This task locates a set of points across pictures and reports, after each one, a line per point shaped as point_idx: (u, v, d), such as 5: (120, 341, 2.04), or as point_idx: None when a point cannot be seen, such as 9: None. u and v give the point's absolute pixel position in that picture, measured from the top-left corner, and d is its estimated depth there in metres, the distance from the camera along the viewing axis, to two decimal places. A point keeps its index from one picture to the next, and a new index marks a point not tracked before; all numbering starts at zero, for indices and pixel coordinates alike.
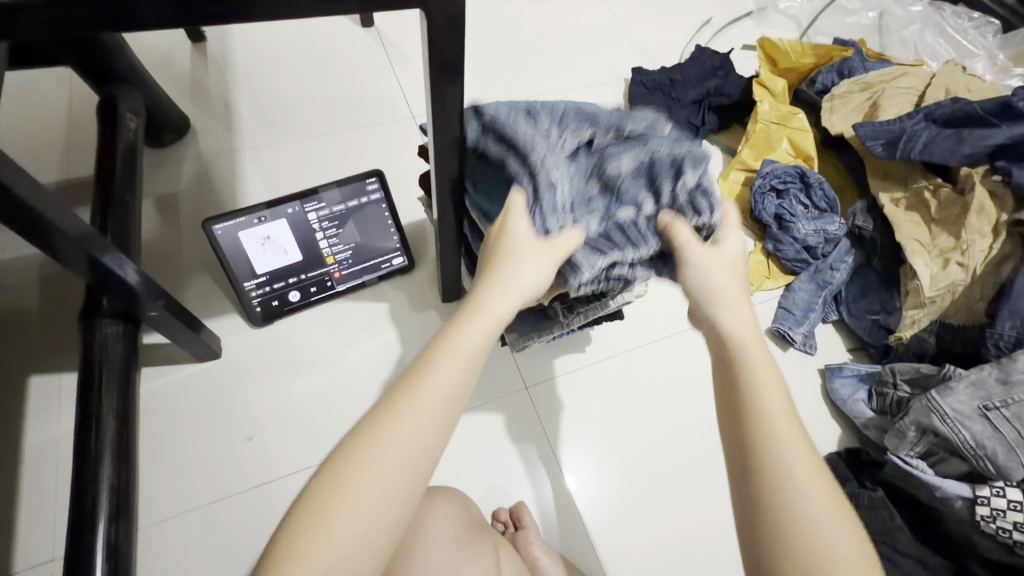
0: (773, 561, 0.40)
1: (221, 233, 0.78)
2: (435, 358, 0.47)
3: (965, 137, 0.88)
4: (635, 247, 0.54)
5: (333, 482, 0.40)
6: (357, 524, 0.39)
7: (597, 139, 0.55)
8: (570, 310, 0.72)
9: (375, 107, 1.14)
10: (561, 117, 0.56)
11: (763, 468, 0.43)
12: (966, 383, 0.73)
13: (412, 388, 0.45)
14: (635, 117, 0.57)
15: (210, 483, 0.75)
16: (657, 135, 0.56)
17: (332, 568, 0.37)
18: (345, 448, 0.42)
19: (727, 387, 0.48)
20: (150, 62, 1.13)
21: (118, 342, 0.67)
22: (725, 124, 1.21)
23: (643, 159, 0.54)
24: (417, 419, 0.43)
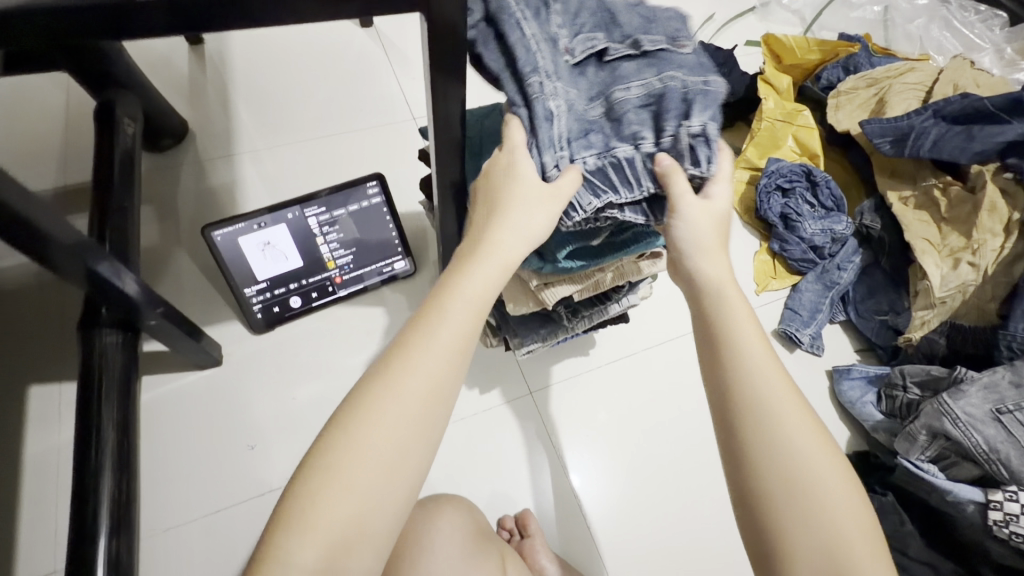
0: (771, 544, 0.41)
1: (220, 239, 0.77)
2: (448, 307, 0.45)
3: (976, 134, 0.87)
4: (625, 189, 0.50)
5: (348, 429, 0.40)
6: (371, 468, 0.39)
7: (610, 52, 0.52)
8: (574, 313, 0.71)
9: (375, 108, 1.13)
10: (577, 12, 0.53)
11: (758, 458, 0.43)
12: (978, 386, 0.72)
13: (403, 369, 0.42)
14: (657, 31, 0.53)
15: (213, 493, 0.75)
16: (677, 57, 0.52)
17: (349, 511, 0.38)
18: (361, 393, 0.41)
19: (725, 379, 0.46)
20: (148, 65, 1.12)
21: (118, 351, 0.66)
22: (729, 122, 1.19)
23: (654, 86, 0.50)
24: (430, 367, 0.42)
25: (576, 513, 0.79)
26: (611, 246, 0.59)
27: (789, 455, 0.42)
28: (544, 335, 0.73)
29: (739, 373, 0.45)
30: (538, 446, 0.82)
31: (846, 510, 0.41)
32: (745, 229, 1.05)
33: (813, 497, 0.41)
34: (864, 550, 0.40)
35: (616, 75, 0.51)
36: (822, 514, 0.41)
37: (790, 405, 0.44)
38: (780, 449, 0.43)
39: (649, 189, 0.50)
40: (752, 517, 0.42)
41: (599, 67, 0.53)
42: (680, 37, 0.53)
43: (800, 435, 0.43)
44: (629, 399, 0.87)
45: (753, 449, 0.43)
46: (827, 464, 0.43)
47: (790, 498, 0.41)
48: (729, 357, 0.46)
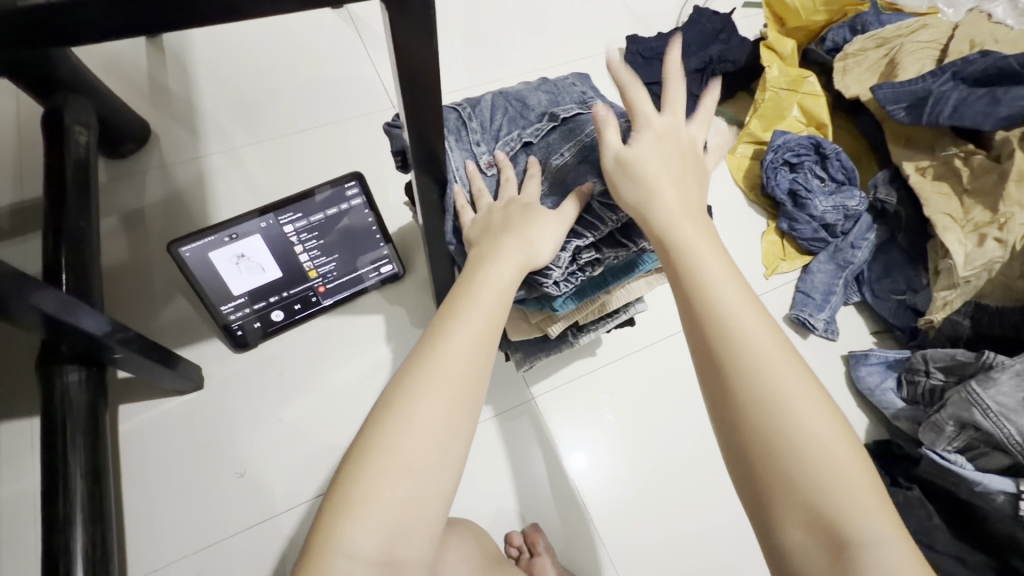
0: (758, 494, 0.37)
1: (190, 256, 0.70)
2: (477, 289, 0.47)
3: (1000, 98, 0.80)
4: (592, 230, 0.52)
5: (397, 403, 0.40)
6: (416, 440, 0.39)
7: (532, 136, 0.58)
8: (580, 330, 0.67)
9: (351, 97, 1.05)
10: (491, 117, 0.60)
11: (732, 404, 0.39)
12: (1010, 372, 0.67)
13: (438, 349, 0.42)
14: (566, 101, 0.60)
15: (203, 527, 0.71)
16: (593, 115, 0.58)
17: (406, 484, 0.38)
18: (407, 370, 0.42)
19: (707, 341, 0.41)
20: (103, 63, 1.04)
21: (82, 389, 0.61)
22: (730, 92, 1.11)
23: (584, 143, 0.56)
24: (465, 340, 0.43)
25: (585, 524, 0.75)
26: (607, 275, 0.57)
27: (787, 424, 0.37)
28: (545, 351, 0.69)
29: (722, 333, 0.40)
30: (540, 455, 0.78)
31: (834, 442, 0.36)
32: (751, 208, 0.99)
33: (817, 464, 0.35)
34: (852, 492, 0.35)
35: (547, 150, 0.57)
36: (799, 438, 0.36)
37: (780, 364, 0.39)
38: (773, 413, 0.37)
39: (615, 220, 0.52)
40: (736, 454, 0.38)
41: (530, 149, 0.58)
42: (587, 98, 0.61)
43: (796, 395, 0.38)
44: (636, 399, 0.83)
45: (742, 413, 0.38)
46: (811, 398, 0.38)
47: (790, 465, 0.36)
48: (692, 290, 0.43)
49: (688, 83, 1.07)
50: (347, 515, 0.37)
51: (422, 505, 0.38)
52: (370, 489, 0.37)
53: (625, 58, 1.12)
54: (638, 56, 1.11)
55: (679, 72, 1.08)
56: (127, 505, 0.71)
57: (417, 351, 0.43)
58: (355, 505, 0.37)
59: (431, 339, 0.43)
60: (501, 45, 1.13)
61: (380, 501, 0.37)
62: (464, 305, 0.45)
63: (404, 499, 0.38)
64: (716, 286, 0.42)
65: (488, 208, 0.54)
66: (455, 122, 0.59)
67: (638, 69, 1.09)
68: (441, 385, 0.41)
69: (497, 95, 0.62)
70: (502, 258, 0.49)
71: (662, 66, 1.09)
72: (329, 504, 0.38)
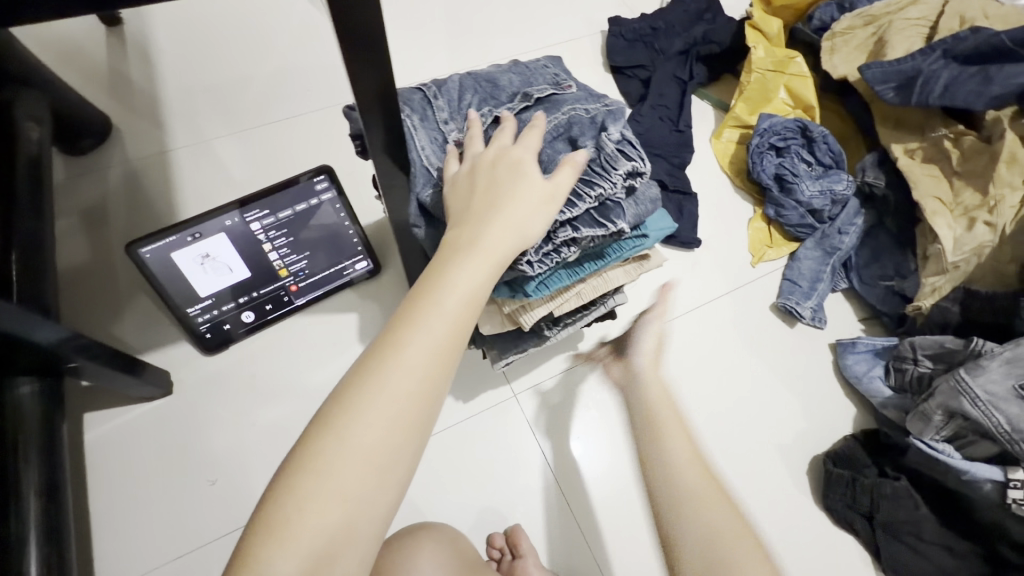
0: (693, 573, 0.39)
1: (150, 257, 0.66)
2: (442, 292, 0.42)
3: (993, 76, 0.78)
4: (568, 205, 0.50)
5: (336, 418, 0.37)
6: (350, 463, 0.35)
7: (503, 114, 0.55)
8: (555, 323, 0.65)
9: (324, 86, 1.01)
10: (460, 96, 0.57)
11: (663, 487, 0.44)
12: (1000, 360, 0.66)
13: (388, 361, 0.38)
14: (539, 82, 0.57)
15: (173, 537, 0.69)
16: (568, 96, 0.56)
17: (332, 512, 0.34)
18: (350, 382, 0.38)
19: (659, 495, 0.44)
20: (60, 55, 0.99)
21: (35, 402, 0.60)
22: (715, 75, 1.08)
23: (558, 121, 0.54)
24: (418, 354, 0.39)
25: (572, 525, 0.73)
26: (582, 259, 0.56)
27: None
28: (521, 349, 0.66)
29: (669, 485, 0.43)
30: (524, 453, 0.76)
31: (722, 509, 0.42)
32: (737, 194, 0.97)
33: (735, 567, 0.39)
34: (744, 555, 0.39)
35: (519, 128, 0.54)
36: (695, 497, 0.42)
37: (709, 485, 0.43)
38: (711, 558, 0.39)
39: (590, 195, 0.51)
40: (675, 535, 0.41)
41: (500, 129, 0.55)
42: (562, 79, 0.58)
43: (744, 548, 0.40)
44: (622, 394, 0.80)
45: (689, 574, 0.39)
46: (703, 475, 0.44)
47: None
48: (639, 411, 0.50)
49: (672, 65, 1.04)
50: (265, 547, 0.33)
51: (352, 537, 0.35)
52: (287, 520, 0.34)
53: (607, 40, 1.08)
54: (620, 38, 1.07)
55: (663, 54, 1.05)
56: (95, 517, 0.69)
57: (366, 364, 0.39)
58: (275, 537, 0.33)
59: (383, 349, 0.39)
60: (480, 30, 1.08)
61: (303, 534, 0.34)
62: (426, 310, 0.40)
63: (333, 533, 0.34)
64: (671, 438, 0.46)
65: (475, 159, 0.50)
66: (421, 103, 0.56)
67: (621, 52, 1.06)
68: (388, 406, 0.37)
69: (466, 76, 0.59)
70: (480, 249, 0.45)
71: (645, 48, 1.06)
72: (252, 530, 0.34)
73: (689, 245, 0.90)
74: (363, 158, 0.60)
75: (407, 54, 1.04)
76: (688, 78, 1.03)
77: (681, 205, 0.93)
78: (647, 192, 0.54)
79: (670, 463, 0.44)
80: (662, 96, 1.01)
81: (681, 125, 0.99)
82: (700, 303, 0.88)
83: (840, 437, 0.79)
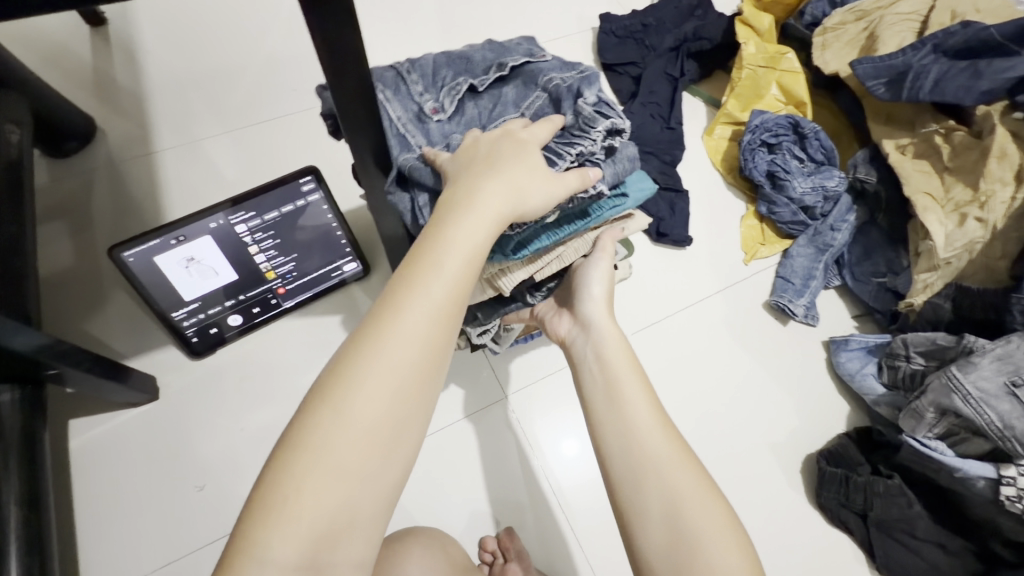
0: (650, 523, 0.44)
1: (133, 261, 0.65)
2: (440, 254, 0.42)
3: (982, 71, 0.77)
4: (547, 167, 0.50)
5: (338, 384, 0.38)
6: (354, 428, 0.37)
7: (479, 83, 0.54)
8: (536, 287, 0.65)
9: (312, 86, 1.00)
10: (434, 72, 0.55)
11: (629, 447, 0.47)
12: (991, 357, 0.66)
13: (388, 326, 0.39)
14: (514, 53, 0.57)
15: (160, 545, 0.68)
16: (544, 65, 0.55)
17: (338, 476, 0.36)
18: (351, 348, 0.39)
19: (622, 477, 0.47)
20: (43, 55, 0.97)
21: (15, 409, 0.59)
22: (707, 72, 1.08)
23: (536, 93, 0.54)
24: (419, 318, 0.40)
25: (565, 527, 0.72)
26: (561, 220, 0.54)
27: (698, 548, 0.42)
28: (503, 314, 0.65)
29: (632, 465, 0.47)
30: (516, 455, 0.76)
31: (679, 471, 0.46)
32: (730, 191, 0.97)
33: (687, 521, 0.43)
34: (698, 509, 0.44)
35: (497, 102, 0.55)
36: (652, 460, 0.46)
37: (669, 446, 0.47)
38: (667, 515, 0.44)
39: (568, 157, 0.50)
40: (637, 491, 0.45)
41: (476, 99, 0.55)
42: (536, 51, 0.57)
43: (704, 516, 0.43)
44: None
45: (652, 547, 0.43)
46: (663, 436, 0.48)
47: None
48: (602, 376, 0.53)
49: (663, 62, 1.03)
50: (270, 512, 0.35)
51: (360, 499, 0.36)
52: (295, 485, 0.35)
53: (598, 37, 1.07)
54: (611, 35, 1.06)
55: (654, 50, 1.04)
56: (81, 524, 0.68)
57: (366, 328, 0.39)
58: (284, 499, 0.35)
59: (382, 315, 0.40)
60: (470, 29, 1.07)
61: (310, 494, 0.35)
62: (425, 274, 0.41)
63: (339, 492, 0.36)
64: (639, 416, 0.49)
65: (475, 137, 0.49)
66: (393, 79, 0.55)
67: (611, 49, 1.05)
68: (390, 371, 0.38)
69: (439, 54, 0.58)
70: (477, 209, 0.44)
71: (636, 45, 1.05)
72: (260, 493, 0.36)
73: (681, 243, 0.90)
74: (337, 138, 0.58)
75: (396, 52, 1.03)
76: (679, 75, 1.02)
77: (673, 203, 0.92)
78: (625, 151, 0.53)
79: (631, 427, 0.48)
80: (653, 93, 1.00)
81: (672, 122, 0.98)
82: (692, 302, 0.87)
83: (833, 434, 0.79)
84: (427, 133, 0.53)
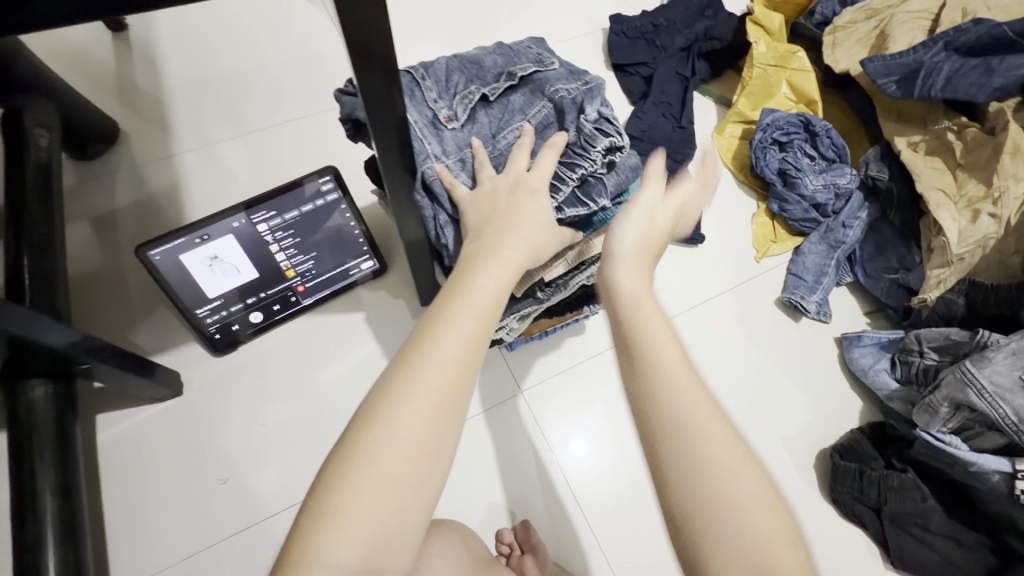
0: (682, 496, 0.36)
1: (159, 259, 0.66)
2: (469, 288, 0.45)
3: (994, 68, 0.78)
4: (556, 190, 0.54)
5: (383, 403, 0.39)
6: (399, 444, 0.38)
7: (490, 93, 0.56)
8: (548, 285, 0.65)
9: (329, 87, 1.02)
10: (447, 77, 0.58)
11: (659, 406, 0.39)
12: (1005, 352, 0.66)
13: (427, 350, 0.42)
14: (522, 61, 0.59)
15: (185, 536, 0.70)
16: (552, 74, 0.57)
17: (385, 486, 0.37)
18: (392, 372, 0.41)
19: (648, 435, 0.39)
20: (68, 62, 1.00)
21: (49, 405, 0.61)
22: (717, 71, 1.09)
23: (547, 102, 0.56)
24: (457, 344, 0.42)
25: (582, 518, 0.74)
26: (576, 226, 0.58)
27: (731, 515, 0.35)
28: (516, 313, 0.66)
29: (660, 421, 0.38)
30: (533, 449, 0.77)
31: (718, 433, 0.37)
32: (741, 189, 0.97)
33: (726, 492, 0.36)
34: (739, 475, 0.36)
35: (506, 111, 0.57)
36: (685, 418, 0.38)
37: (705, 400, 0.39)
38: (702, 483, 0.36)
39: (574, 176, 0.54)
40: (666, 459, 0.37)
41: (487, 108, 0.57)
42: (544, 56, 0.59)
43: (739, 477, 0.36)
44: None
45: (684, 520, 0.36)
46: (698, 393, 0.39)
47: (729, 565, 0.34)
48: (626, 324, 0.43)
49: (673, 62, 1.04)
50: (326, 524, 0.36)
51: (406, 508, 0.38)
52: (347, 500, 0.37)
53: (608, 38, 1.09)
54: (621, 35, 1.07)
55: (664, 51, 1.05)
56: (109, 517, 0.70)
57: (406, 356, 0.42)
58: (335, 512, 0.36)
59: (420, 345, 0.42)
60: (481, 29, 1.09)
61: (360, 508, 0.36)
62: (457, 304, 0.44)
63: (386, 506, 0.37)
64: (667, 371, 0.40)
65: (492, 183, 0.52)
66: (409, 84, 0.57)
67: (622, 50, 1.06)
68: (431, 391, 0.40)
69: (451, 57, 0.59)
70: (499, 258, 0.48)
71: (646, 45, 1.06)
72: (309, 507, 0.37)
73: (693, 241, 0.91)
74: (357, 141, 0.59)
75: (411, 53, 1.05)
76: (690, 75, 1.04)
77: None
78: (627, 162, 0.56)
79: (659, 382, 0.39)
80: (664, 92, 1.01)
81: (683, 121, 0.99)
82: (703, 299, 0.88)
83: (845, 429, 0.80)
84: (442, 141, 0.55)
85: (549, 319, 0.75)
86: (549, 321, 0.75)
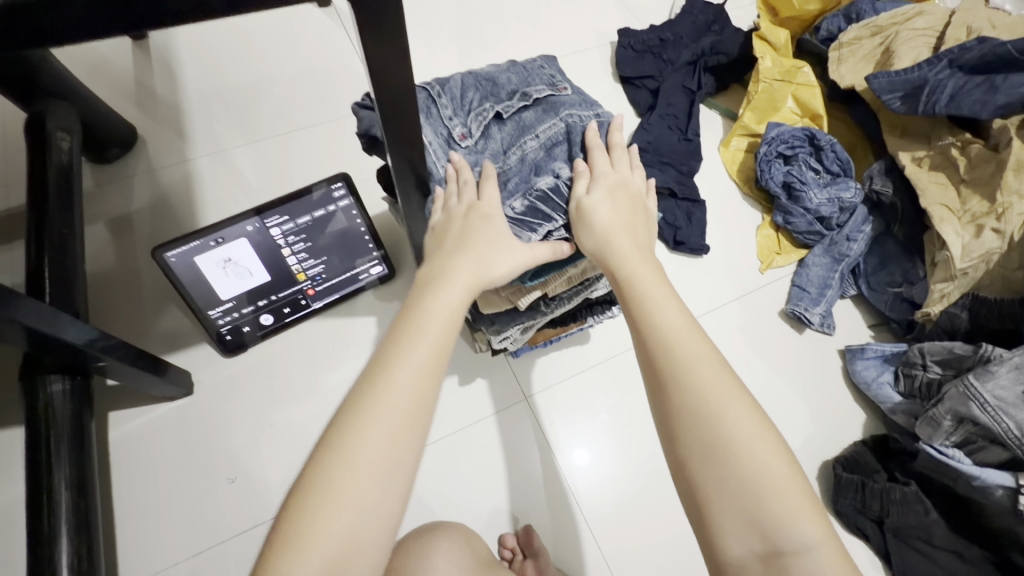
0: (684, 433, 0.42)
1: (175, 261, 0.68)
2: (422, 316, 0.47)
3: (998, 86, 0.79)
4: (561, 213, 0.54)
5: (342, 427, 0.41)
6: (361, 471, 0.39)
7: (504, 110, 0.58)
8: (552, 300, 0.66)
9: (342, 95, 1.04)
10: (462, 94, 0.59)
11: (663, 358, 0.45)
12: (1009, 366, 0.66)
13: (382, 377, 0.43)
14: (537, 82, 0.60)
15: (192, 534, 0.71)
16: (564, 98, 0.59)
17: (344, 512, 0.38)
18: (352, 399, 0.43)
19: (654, 383, 0.45)
20: (89, 69, 1.03)
21: (66, 399, 0.63)
22: (723, 84, 1.10)
23: (558, 125, 0.57)
24: (409, 368, 0.44)
25: (585, 525, 0.74)
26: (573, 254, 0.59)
27: (727, 447, 0.41)
28: (520, 325, 0.67)
29: (667, 367, 0.45)
30: (536, 457, 0.77)
31: (714, 382, 0.43)
32: (746, 201, 0.98)
33: (723, 428, 0.41)
34: (736, 411, 0.42)
35: (519, 128, 0.58)
36: (687, 365, 0.44)
37: (703, 348, 0.46)
38: (703, 422, 0.42)
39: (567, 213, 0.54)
40: (670, 402, 0.44)
41: (501, 125, 0.58)
42: (557, 80, 0.61)
43: (734, 418, 0.42)
44: (631, 393, 0.82)
45: (687, 453, 0.42)
46: (699, 344, 0.46)
47: (731, 512, 0.40)
48: (632, 292, 0.50)
49: (680, 75, 1.06)
50: (289, 551, 0.36)
51: (367, 533, 0.38)
52: (307, 527, 0.37)
53: (616, 51, 1.10)
54: (629, 49, 1.09)
55: (671, 64, 1.07)
56: (118, 513, 0.71)
57: (362, 386, 0.43)
58: (295, 539, 0.37)
59: (375, 373, 0.43)
60: (491, 41, 1.12)
61: (321, 533, 0.37)
62: (411, 334, 0.46)
63: (343, 533, 0.37)
64: (678, 346, 0.45)
65: (450, 211, 0.54)
66: (426, 101, 0.59)
67: (629, 63, 1.08)
68: (383, 416, 0.41)
69: (467, 73, 0.61)
70: (451, 281, 0.51)
71: (653, 59, 1.08)
72: (272, 540, 0.38)
73: (698, 251, 0.91)
74: (374, 155, 0.61)
75: (421, 62, 1.08)
76: (696, 89, 1.05)
77: (690, 212, 0.94)
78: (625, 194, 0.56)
79: (665, 337, 0.46)
80: (670, 105, 1.03)
81: (690, 133, 1.00)
82: (708, 308, 0.89)
83: (848, 442, 0.80)
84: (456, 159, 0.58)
85: (553, 329, 0.75)
86: (553, 330, 0.75)
